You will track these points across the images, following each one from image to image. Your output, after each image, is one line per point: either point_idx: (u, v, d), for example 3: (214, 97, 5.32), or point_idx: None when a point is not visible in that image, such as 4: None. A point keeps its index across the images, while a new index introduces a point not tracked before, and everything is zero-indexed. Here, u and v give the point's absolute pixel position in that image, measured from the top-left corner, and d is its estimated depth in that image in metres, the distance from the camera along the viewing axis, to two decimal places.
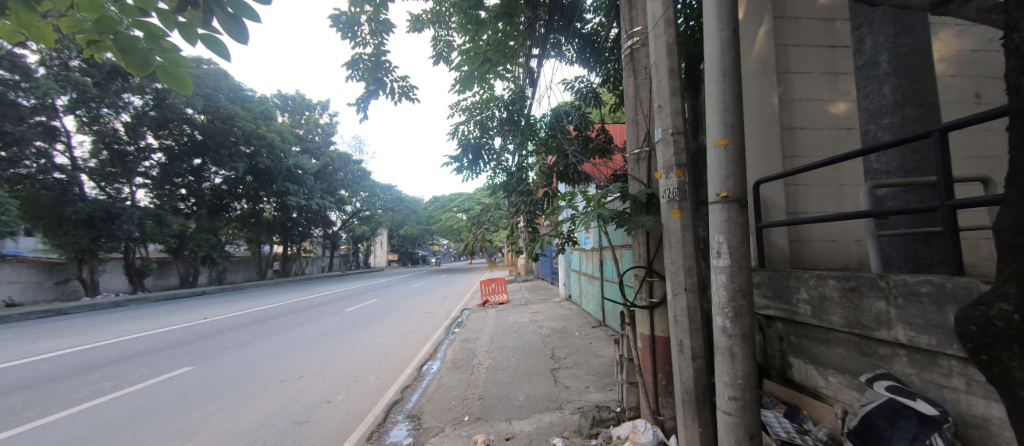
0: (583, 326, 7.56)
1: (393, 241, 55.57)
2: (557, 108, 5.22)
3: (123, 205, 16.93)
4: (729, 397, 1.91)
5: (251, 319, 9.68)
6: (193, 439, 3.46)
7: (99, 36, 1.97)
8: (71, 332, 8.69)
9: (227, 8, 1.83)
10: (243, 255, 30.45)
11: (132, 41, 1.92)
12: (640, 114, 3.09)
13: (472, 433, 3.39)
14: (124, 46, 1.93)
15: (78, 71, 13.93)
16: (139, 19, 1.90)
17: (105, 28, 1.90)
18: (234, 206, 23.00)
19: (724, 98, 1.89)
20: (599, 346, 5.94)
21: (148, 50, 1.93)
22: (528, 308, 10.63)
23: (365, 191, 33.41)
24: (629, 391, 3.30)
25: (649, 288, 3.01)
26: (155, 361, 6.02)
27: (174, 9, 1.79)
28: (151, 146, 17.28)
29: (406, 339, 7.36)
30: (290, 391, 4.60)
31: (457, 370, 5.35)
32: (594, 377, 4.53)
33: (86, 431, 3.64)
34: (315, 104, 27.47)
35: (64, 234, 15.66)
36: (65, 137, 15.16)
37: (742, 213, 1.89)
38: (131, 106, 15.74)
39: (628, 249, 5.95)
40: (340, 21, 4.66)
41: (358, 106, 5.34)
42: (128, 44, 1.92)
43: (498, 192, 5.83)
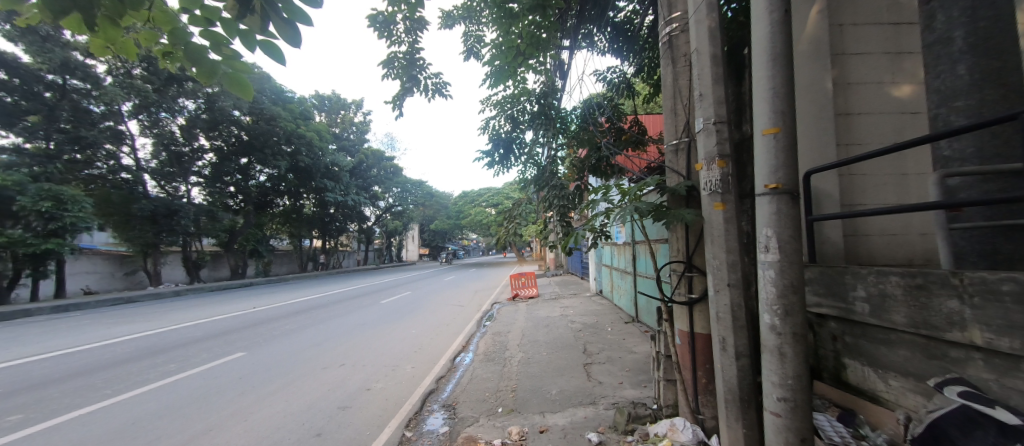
0: (616, 321, 7.48)
1: (425, 235, 57.03)
2: (589, 100, 5.12)
3: (180, 202, 18.33)
4: (778, 398, 1.83)
5: (295, 309, 10.25)
6: (250, 419, 3.73)
7: (173, 48, 2.13)
8: (140, 318, 9.55)
9: (282, 13, 1.91)
10: (287, 248, 32.27)
11: (200, 52, 2.07)
12: (679, 103, 2.98)
13: (507, 425, 3.44)
14: (193, 57, 2.09)
15: (140, 79, 15.00)
16: (207, 29, 2.05)
17: (178, 40, 2.05)
18: (277, 202, 24.36)
19: (773, 84, 1.78)
20: (633, 341, 5.86)
21: (213, 59, 2.09)
22: (558, 303, 10.57)
23: (398, 188, 34.32)
24: (666, 388, 3.23)
25: (688, 283, 2.92)
26: (211, 346, 6.50)
27: (240, 19, 1.88)
28: (203, 147, 18.57)
29: (439, 332, 7.54)
30: (333, 378, 4.84)
31: (490, 363, 5.42)
32: (628, 373, 4.47)
33: (157, 408, 4.01)
34: (350, 103, 28.43)
35: (133, 229, 17.19)
36: (130, 140, 16.43)
37: (793, 206, 1.78)
38: (186, 109, 16.89)
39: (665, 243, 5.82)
40: (377, 21, 4.77)
41: (394, 104, 5.45)
42: (196, 54, 2.07)
43: (528, 186, 5.82)
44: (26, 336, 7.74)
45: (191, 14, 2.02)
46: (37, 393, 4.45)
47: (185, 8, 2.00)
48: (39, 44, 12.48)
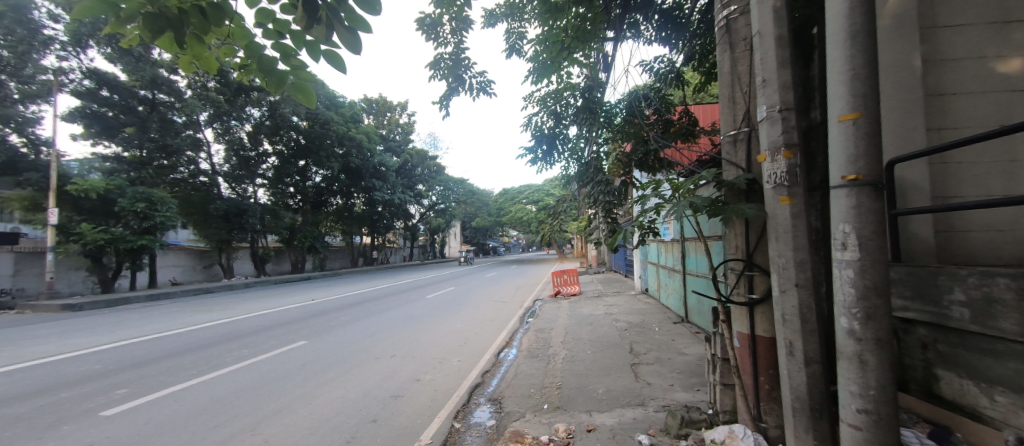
0: (664, 321, 7.21)
1: (467, 233, 58.30)
2: (634, 92, 4.94)
3: (248, 202, 20.09)
4: (857, 409, 1.67)
5: (349, 302, 10.91)
6: (314, 402, 4.04)
7: (247, 61, 2.32)
8: (218, 307, 10.62)
9: (344, 21, 1.99)
10: (340, 245, 34.39)
11: (271, 64, 2.24)
12: (738, 91, 2.80)
13: (553, 422, 3.43)
14: (265, 69, 2.26)
15: (214, 91, 16.55)
16: (278, 41, 2.22)
17: (252, 52, 2.23)
18: (331, 201, 25.95)
19: (852, 64, 1.61)
20: (683, 342, 5.62)
21: (283, 70, 2.26)
22: (602, 301, 10.39)
23: (441, 186, 35.24)
24: (722, 393, 3.07)
25: (748, 283, 2.72)
26: (278, 334, 7.09)
27: (306, 29, 1.98)
28: (267, 151, 20.18)
29: (483, 327, 7.66)
30: (385, 368, 5.10)
31: (533, 359, 5.44)
32: (678, 375, 4.29)
33: (236, 388, 4.45)
34: (396, 105, 29.59)
35: (210, 227, 19.14)
36: (206, 147, 18.19)
37: (877, 199, 1.59)
38: (252, 117, 18.49)
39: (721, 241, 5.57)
40: (424, 24, 4.91)
41: (441, 105, 5.58)
42: (268, 66, 2.25)
43: (572, 183, 5.74)
44: (128, 321, 8.88)
45: (264, 27, 2.19)
46: (139, 371, 5.09)
47: (259, 23, 2.17)
48: (133, 63, 14.08)
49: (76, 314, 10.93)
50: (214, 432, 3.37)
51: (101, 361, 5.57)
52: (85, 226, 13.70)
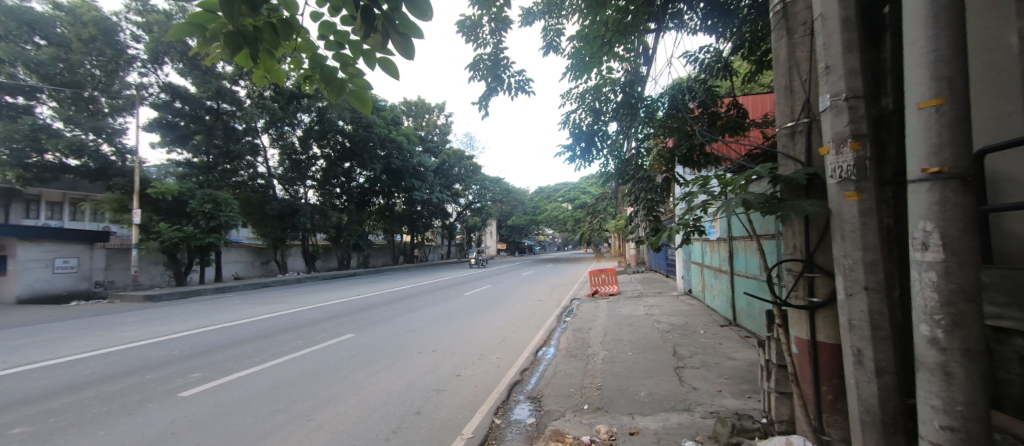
0: (709, 324, 6.90)
1: (502, 231, 58.79)
2: (677, 84, 4.75)
3: (299, 202, 21.43)
4: (941, 427, 1.43)
5: (390, 298, 11.39)
6: (362, 392, 4.25)
7: (312, 71, 2.47)
8: (275, 301, 11.47)
9: (396, 23, 1.95)
10: (382, 243, 35.92)
11: (332, 73, 2.38)
12: (797, 79, 2.60)
13: (594, 423, 3.39)
14: (327, 79, 2.41)
15: (270, 99, 17.79)
16: (339, 51, 2.34)
17: (316, 64, 2.37)
18: (374, 201, 27.11)
19: (937, 34, 1.36)
20: (731, 346, 5.36)
21: (343, 79, 2.39)
22: (642, 301, 10.13)
23: (478, 185, 35.73)
24: (778, 402, 2.89)
25: (808, 285, 2.51)
26: (327, 327, 7.52)
27: (366, 40, 2.03)
28: (316, 154, 21.46)
29: (520, 325, 7.71)
30: (427, 362, 5.27)
31: (572, 359, 5.38)
32: (728, 381, 4.08)
33: (292, 376, 4.77)
34: (433, 107, 30.35)
35: (268, 226, 20.68)
36: (263, 152, 19.63)
37: (965, 193, 1.33)
38: (303, 122, 19.73)
39: (779, 239, 5.12)
40: (465, 26, 5.01)
41: (480, 105, 5.66)
42: (330, 76, 2.39)
43: (611, 180, 5.63)
44: (199, 311, 9.80)
45: (326, 39, 2.32)
46: (209, 357, 5.60)
47: (322, 35, 2.30)
48: (202, 77, 15.57)
49: (156, 304, 12.19)
50: (274, 416, 3.65)
51: (177, 347, 6.18)
52: (163, 226, 15.23)
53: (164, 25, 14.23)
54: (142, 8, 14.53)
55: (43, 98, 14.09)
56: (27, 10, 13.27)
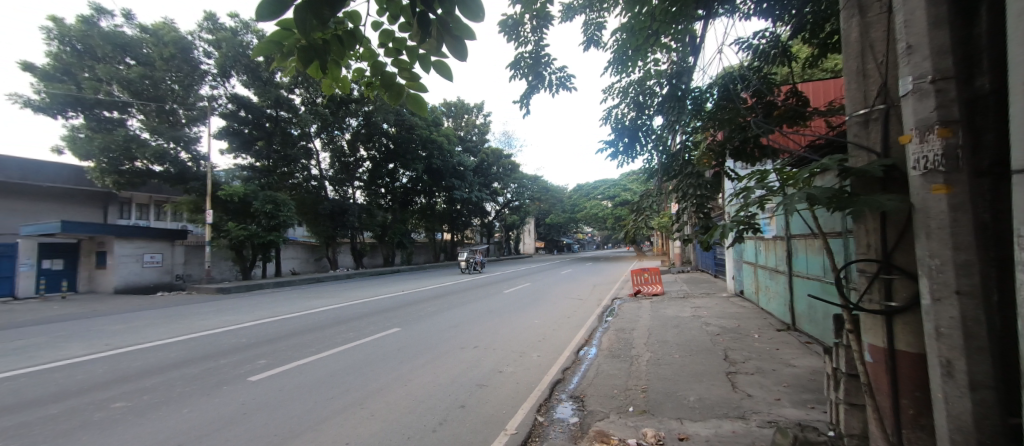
0: (764, 327, 6.49)
1: (541, 229, 58.66)
2: (728, 73, 4.49)
3: (347, 202, 22.66)
4: None
5: (433, 294, 11.75)
6: (410, 383, 4.44)
7: (372, 79, 2.61)
8: (327, 295, 12.22)
9: (452, 29, 1.98)
10: (424, 240, 37.14)
11: (392, 79, 2.51)
12: (872, 61, 2.35)
13: (640, 426, 3.30)
14: (386, 84, 2.55)
15: (321, 105, 18.92)
16: (397, 57, 2.46)
17: (377, 71, 2.50)
18: (416, 200, 28.05)
19: None
20: (790, 352, 5.01)
21: (402, 85, 2.53)
22: (689, 302, 9.73)
23: (516, 183, 35.93)
24: (848, 414, 2.68)
25: (884, 289, 2.24)
26: (375, 321, 7.91)
27: (422, 47, 2.08)
28: (363, 156, 22.63)
29: (561, 323, 7.66)
30: (471, 358, 5.39)
31: (615, 359, 5.27)
32: (787, 390, 3.81)
33: (346, 367, 5.06)
34: (472, 107, 30.79)
35: (321, 225, 22.06)
36: (316, 155, 20.94)
37: None
38: (350, 126, 20.86)
39: (852, 236, 4.62)
40: (506, 25, 5.03)
41: (522, 104, 5.67)
42: (389, 82, 2.52)
43: (656, 176, 5.45)
44: (262, 304, 10.65)
45: (385, 47, 2.44)
46: (271, 346, 6.07)
47: (381, 43, 2.41)
48: (263, 87, 16.94)
49: (227, 296, 13.43)
50: (330, 403, 3.89)
51: (245, 336, 6.76)
52: (231, 225, 16.73)
53: (232, 41, 15.72)
54: (212, 27, 15.99)
55: (133, 111, 15.90)
56: (120, 34, 15.05)
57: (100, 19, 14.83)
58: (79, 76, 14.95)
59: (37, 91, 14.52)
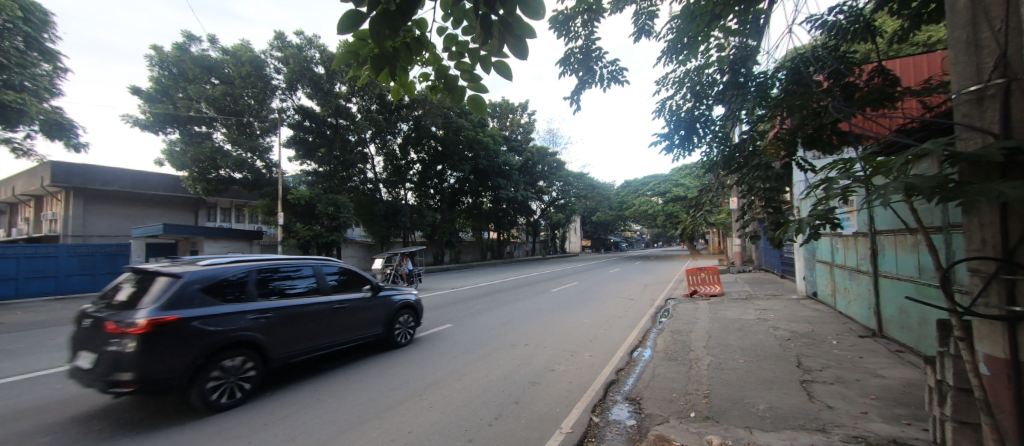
0: (844, 333, 5.88)
1: (587, 228, 57.61)
2: (799, 54, 4.12)
3: (399, 204, 23.75)
4: None
5: (482, 292, 11.99)
6: (464, 378, 4.57)
7: (436, 82, 2.70)
8: None
9: (515, 32, 2.01)
10: (471, 239, 37.99)
11: (455, 81, 2.59)
12: (989, 28, 2.01)
13: (703, 432, 3.13)
14: (449, 86, 2.63)
15: (375, 112, 19.97)
16: (461, 60, 2.54)
17: (440, 74, 2.59)
18: (463, 200, 28.70)
19: None
20: (876, 361, 4.51)
21: (465, 86, 2.61)
22: (753, 304, 9.07)
23: (561, 181, 35.59)
24: (958, 433, 2.34)
25: (1006, 291, 1.91)
26: (429, 317, 8.22)
27: (484, 48, 2.14)
28: (414, 159, 23.56)
29: (612, 323, 7.48)
30: (522, 355, 5.41)
31: (672, 362, 5.05)
32: (876, 403, 3.42)
33: (404, 359, 5.33)
34: (517, 106, 30.78)
35: (376, 225, 23.33)
36: (371, 160, 22.13)
37: None
38: (402, 131, 21.80)
39: (960, 232, 4.03)
40: (557, 21, 5.00)
41: (572, 99, 5.59)
42: (452, 84, 2.61)
43: (716, 169, 5.14)
44: None
45: (449, 51, 2.53)
46: None
47: (445, 46, 2.49)
48: (324, 98, 18.18)
49: None
50: (393, 393, 4.11)
51: None
52: (299, 226, 18.19)
53: (298, 57, 17.25)
54: (281, 45, 17.51)
55: (217, 126, 17.81)
56: (206, 57, 16.94)
57: (190, 45, 16.79)
58: (175, 96, 17.07)
59: (143, 111, 16.78)
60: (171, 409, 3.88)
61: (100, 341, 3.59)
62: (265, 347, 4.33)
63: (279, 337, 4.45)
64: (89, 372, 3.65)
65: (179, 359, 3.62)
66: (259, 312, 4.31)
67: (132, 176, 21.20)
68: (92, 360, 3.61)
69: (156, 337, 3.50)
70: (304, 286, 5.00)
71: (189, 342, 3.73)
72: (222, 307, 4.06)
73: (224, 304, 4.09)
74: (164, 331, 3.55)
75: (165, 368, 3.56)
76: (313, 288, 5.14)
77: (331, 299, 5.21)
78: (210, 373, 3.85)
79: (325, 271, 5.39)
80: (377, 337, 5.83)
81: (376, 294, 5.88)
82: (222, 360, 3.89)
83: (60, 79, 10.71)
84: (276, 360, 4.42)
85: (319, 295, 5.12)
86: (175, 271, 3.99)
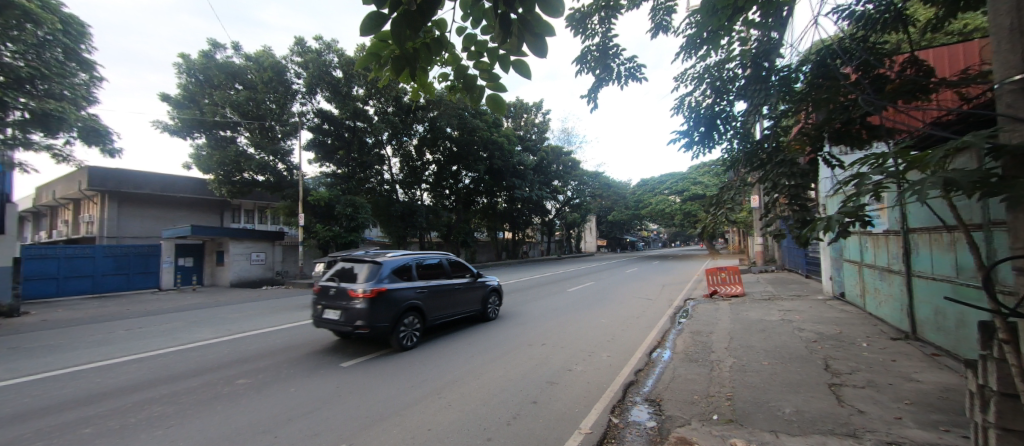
0: (874, 335, 5.66)
1: (602, 227, 57.06)
2: (825, 45, 3.99)
3: (415, 204, 24.03)
4: None
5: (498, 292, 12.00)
6: (482, 377, 4.59)
7: (455, 83, 2.72)
8: None
9: (534, 30, 2.00)
10: (486, 239, 38.12)
11: (473, 80, 2.59)
12: None
13: (726, 435, 3.06)
14: (467, 86, 2.64)
15: (391, 114, 20.29)
16: (480, 60, 2.55)
17: (459, 74, 2.60)
18: (478, 200, 28.82)
19: None
20: (910, 364, 4.32)
21: (484, 85, 2.62)
22: (777, 305, 8.81)
23: (576, 180, 35.38)
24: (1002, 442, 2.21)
25: None
26: None
27: (503, 47, 2.14)
28: (429, 160, 23.81)
29: (630, 323, 7.38)
30: (539, 355, 5.40)
31: (693, 364, 4.95)
32: (912, 409, 3.27)
33: (423, 358, 5.40)
34: (532, 106, 30.74)
35: (393, 225, 23.65)
36: (387, 161, 22.45)
37: None
38: (417, 133, 22.05)
39: (1000, 229, 3.84)
40: (573, 19, 4.97)
41: (589, 98, 5.54)
42: (470, 84, 2.62)
43: (738, 166, 5.01)
44: None
45: (468, 51, 2.55)
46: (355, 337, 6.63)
47: (464, 46, 2.50)
48: (342, 101, 18.56)
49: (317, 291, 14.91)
50: (412, 391, 4.16)
51: None
52: (318, 227, 18.60)
53: (317, 62, 17.67)
54: (301, 50, 17.97)
55: (240, 130, 18.49)
56: (231, 63, 17.56)
57: (216, 52, 17.40)
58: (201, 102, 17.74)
59: (172, 117, 17.49)
60: (370, 348, 5.94)
61: (341, 300, 5.70)
62: (422, 312, 6.30)
63: (432, 305, 6.43)
64: (334, 320, 5.78)
65: (381, 316, 5.61)
66: (418, 288, 6.27)
67: (162, 179, 22.10)
68: (337, 312, 5.74)
69: (374, 301, 5.55)
70: (441, 270, 7.01)
71: (390, 304, 5.78)
72: (404, 283, 6.12)
73: (403, 281, 6.11)
74: (377, 298, 5.58)
75: (380, 319, 5.63)
76: (439, 271, 6.97)
77: (455, 280, 7.14)
78: (399, 326, 5.88)
79: (449, 260, 7.31)
80: (479, 312, 7.66)
81: (478, 279, 7.70)
82: (407, 317, 5.92)
83: (95, 87, 11.20)
84: (427, 321, 6.37)
85: (446, 278, 7.00)
86: (374, 260, 6.05)
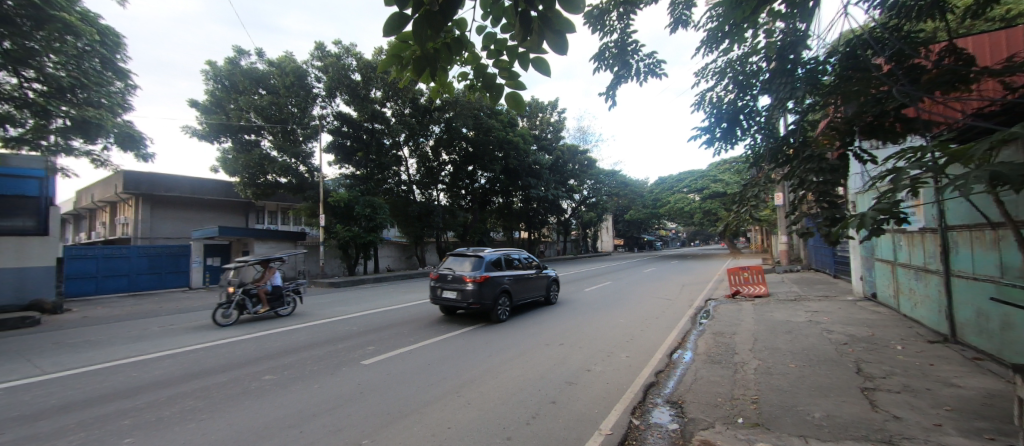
0: (909, 338, 5.41)
1: (619, 226, 56.39)
2: (856, 35, 3.83)
3: (432, 205, 24.28)
4: None
5: None
6: (501, 376, 4.61)
7: (476, 83, 2.73)
8: (418, 291, 13.19)
9: (556, 27, 1.99)
10: (502, 239, 38.19)
11: (493, 79, 2.60)
12: None
13: (753, 439, 2.97)
14: (488, 85, 2.65)
15: (408, 115, 20.57)
16: (501, 59, 2.55)
17: (480, 74, 2.61)
18: (493, 200, 28.91)
19: None
20: (950, 368, 4.11)
21: (503, 84, 2.62)
22: (803, 305, 8.54)
23: (592, 179, 35.07)
24: None
25: None
26: (463, 315, 8.34)
27: (524, 45, 2.13)
28: (445, 160, 24.01)
29: (650, 323, 7.27)
30: (557, 355, 5.39)
31: (716, 365, 4.84)
32: (953, 415, 3.10)
33: (442, 356, 5.46)
34: (547, 105, 30.63)
35: (410, 226, 23.97)
36: (405, 162, 22.76)
37: None
38: (434, 133, 22.27)
39: None
40: (592, 16, 4.93)
41: (607, 95, 5.49)
42: (490, 83, 2.63)
43: (762, 162, 4.87)
44: (364, 297, 11.90)
45: (489, 51, 2.55)
46: (374, 335, 6.73)
47: (485, 45, 2.50)
48: (360, 103, 18.91)
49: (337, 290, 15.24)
50: (431, 389, 4.21)
51: (352, 325, 7.61)
52: (338, 227, 18.99)
53: (336, 66, 18.07)
54: (321, 55, 18.40)
55: (264, 134, 18.78)
56: (255, 69, 18.16)
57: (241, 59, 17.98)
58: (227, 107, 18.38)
59: (200, 122, 18.17)
60: (473, 321, 7.76)
61: (456, 283, 7.54)
62: (510, 293, 8.14)
63: (516, 288, 8.27)
64: (449, 298, 7.65)
65: (487, 295, 7.45)
66: (507, 275, 8.08)
67: (191, 182, 22.99)
68: (452, 292, 7.60)
69: (483, 284, 7.42)
70: (519, 263, 8.85)
71: (491, 287, 7.62)
72: (498, 271, 7.99)
73: (498, 270, 8.00)
74: (485, 282, 7.43)
75: (486, 298, 7.48)
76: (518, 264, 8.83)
77: (527, 270, 8.91)
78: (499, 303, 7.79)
79: (523, 255, 9.13)
80: (544, 296, 9.48)
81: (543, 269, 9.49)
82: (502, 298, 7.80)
83: (129, 95, 11.72)
84: (513, 301, 8.17)
85: (523, 268, 8.83)
86: (477, 254, 7.92)
